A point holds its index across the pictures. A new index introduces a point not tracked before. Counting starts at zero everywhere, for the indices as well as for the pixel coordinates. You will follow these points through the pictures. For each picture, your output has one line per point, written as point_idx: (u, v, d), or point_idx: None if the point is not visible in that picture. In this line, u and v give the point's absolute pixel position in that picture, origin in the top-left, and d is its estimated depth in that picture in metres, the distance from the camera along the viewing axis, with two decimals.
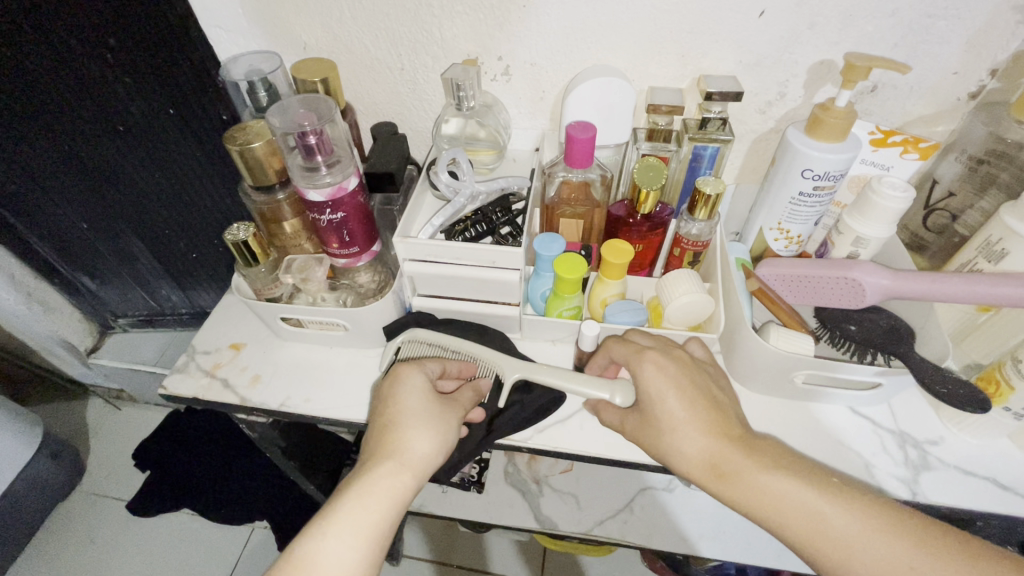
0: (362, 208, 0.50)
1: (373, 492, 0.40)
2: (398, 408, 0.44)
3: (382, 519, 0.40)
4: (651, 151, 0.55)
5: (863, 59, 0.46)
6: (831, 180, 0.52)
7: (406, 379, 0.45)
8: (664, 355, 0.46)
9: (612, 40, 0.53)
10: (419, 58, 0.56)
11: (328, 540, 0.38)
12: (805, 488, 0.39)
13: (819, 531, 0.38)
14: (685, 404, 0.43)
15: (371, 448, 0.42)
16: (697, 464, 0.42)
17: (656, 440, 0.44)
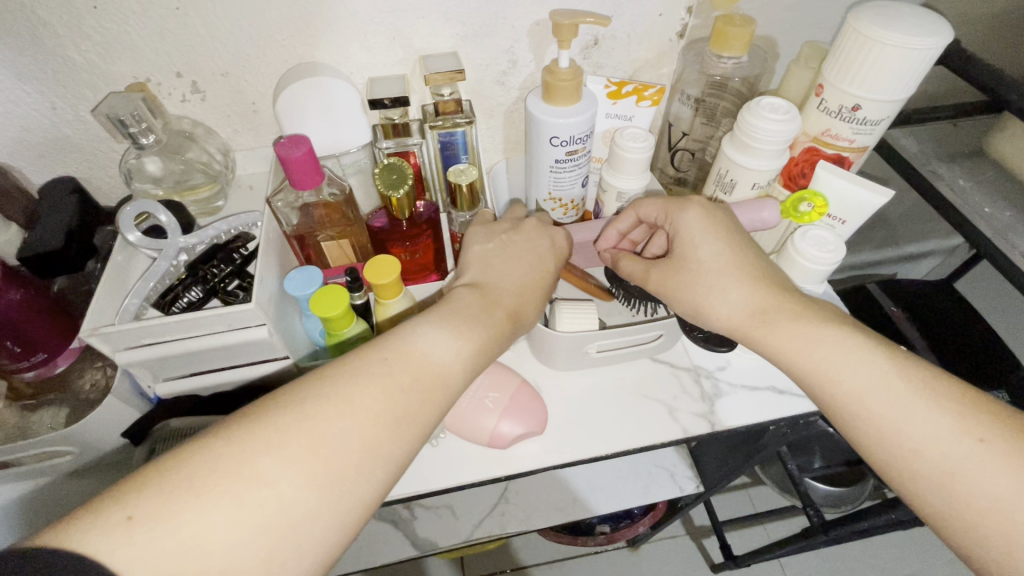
0: (29, 303, 0.39)
1: (479, 333, 0.35)
2: (541, 278, 0.42)
3: (485, 356, 0.35)
4: (395, 149, 0.51)
5: (567, 16, 0.44)
6: (579, 143, 0.51)
7: (520, 263, 0.42)
8: (709, 206, 0.43)
9: (307, 33, 0.45)
10: (70, 92, 0.44)
11: (410, 364, 0.32)
12: (853, 341, 0.37)
13: (843, 381, 0.36)
14: (731, 262, 0.41)
15: (498, 307, 0.38)
16: (741, 318, 0.40)
17: (687, 292, 0.41)
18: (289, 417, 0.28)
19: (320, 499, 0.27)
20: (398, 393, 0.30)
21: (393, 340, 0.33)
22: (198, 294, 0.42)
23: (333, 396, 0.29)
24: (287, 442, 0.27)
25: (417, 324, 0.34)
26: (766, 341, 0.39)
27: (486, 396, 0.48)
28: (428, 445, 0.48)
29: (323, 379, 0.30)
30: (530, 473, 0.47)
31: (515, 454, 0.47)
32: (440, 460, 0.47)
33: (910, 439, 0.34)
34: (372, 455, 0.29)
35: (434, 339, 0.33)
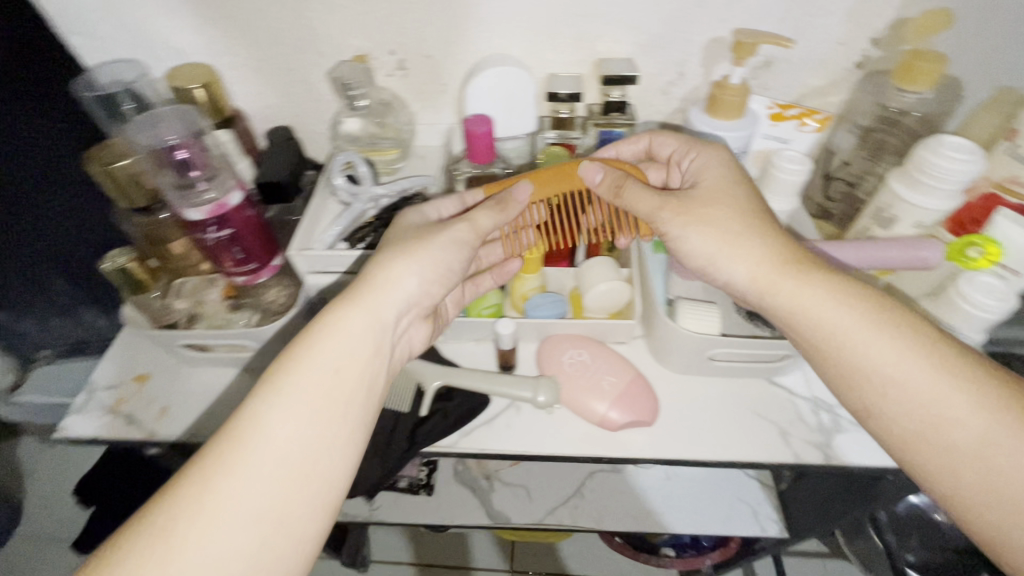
0: (255, 222, 0.47)
1: (318, 394, 0.34)
2: (381, 295, 0.39)
3: (348, 411, 0.35)
4: (558, 139, 0.55)
5: (749, 35, 0.47)
6: (733, 158, 0.53)
7: (411, 270, 0.41)
8: (725, 153, 0.45)
9: (505, 29, 0.51)
10: (307, 57, 0.53)
11: (258, 454, 0.31)
12: (889, 330, 0.35)
13: (877, 373, 0.35)
14: (734, 219, 0.41)
15: (335, 342, 0.36)
16: (761, 279, 0.39)
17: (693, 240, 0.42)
18: (183, 503, 0.29)
19: None
20: (275, 460, 0.31)
21: (253, 402, 0.33)
22: (379, 237, 0.48)
23: (212, 483, 0.30)
24: (188, 518, 0.29)
25: (251, 407, 0.33)
26: (785, 300, 0.38)
27: (603, 379, 0.51)
28: (543, 413, 0.51)
29: (203, 461, 0.31)
30: (632, 461, 0.49)
31: (622, 439, 0.49)
32: (550, 429, 0.50)
33: (967, 444, 0.32)
34: (240, 556, 0.29)
35: (266, 426, 0.32)
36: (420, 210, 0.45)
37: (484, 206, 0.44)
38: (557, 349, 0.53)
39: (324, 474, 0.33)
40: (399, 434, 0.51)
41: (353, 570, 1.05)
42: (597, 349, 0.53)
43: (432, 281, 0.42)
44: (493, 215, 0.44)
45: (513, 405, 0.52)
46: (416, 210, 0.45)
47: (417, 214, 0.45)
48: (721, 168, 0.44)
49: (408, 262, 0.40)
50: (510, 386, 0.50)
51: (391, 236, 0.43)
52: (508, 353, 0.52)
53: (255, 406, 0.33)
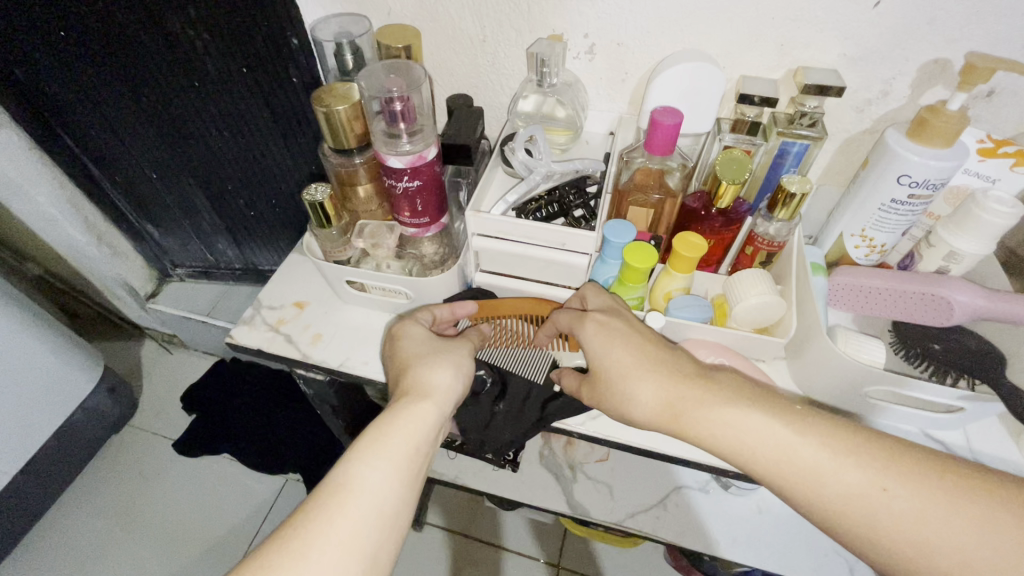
0: (437, 179, 0.50)
1: (402, 456, 0.40)
2: (430, 389, 0.44)
3: (414, 477, 0.40)
4: (735, 144, 0.52)
5: (985, 60, 0.43)
6: (928, 189, 0.49)
7: (439, 370, 0.45)
8: (614, 310, 0.46)
9: (706, 25, 0.50)
10: (503, 31, 0.55)
11: (361, 498, 0.37)
12: (781, 425, 0.37)
13: (792, 472, 0.36)
14: (648, 362, 0.42)
15: (410, 424, 0.42)
16: (658, 409, 0.41)
17: (609, 400, 0.44)
18: (319, 521, 0.36)
19: (378, 520, 0.37)
20: (371, 497, 0.37)
21: (355, 452, 0.39)
22: (551, 212, 0.50)
23: (337, 506, 0.36)
24: (321, 528, 0.35)
25: (350, 462, 0.39)
26: (694, 434, 0.40)
27: None
28: None
29: (327, 493, 0.37)
30: None
31: None
32: None
33: (879, 520, 0.33)
34: (384, 493, 0.38)
35: (357, 471, 0.38)
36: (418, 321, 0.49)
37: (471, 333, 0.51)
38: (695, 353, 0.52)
39: (401, 521, 0.38)
40: (531, 402, 0.54)
41: (413, 526, 1.10)
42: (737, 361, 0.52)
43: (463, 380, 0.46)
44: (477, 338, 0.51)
45: None
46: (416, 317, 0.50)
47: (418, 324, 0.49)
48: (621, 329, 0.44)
49: (436, 367, 0.45)
50: None
51: (402, 354, 0.47)
52: None
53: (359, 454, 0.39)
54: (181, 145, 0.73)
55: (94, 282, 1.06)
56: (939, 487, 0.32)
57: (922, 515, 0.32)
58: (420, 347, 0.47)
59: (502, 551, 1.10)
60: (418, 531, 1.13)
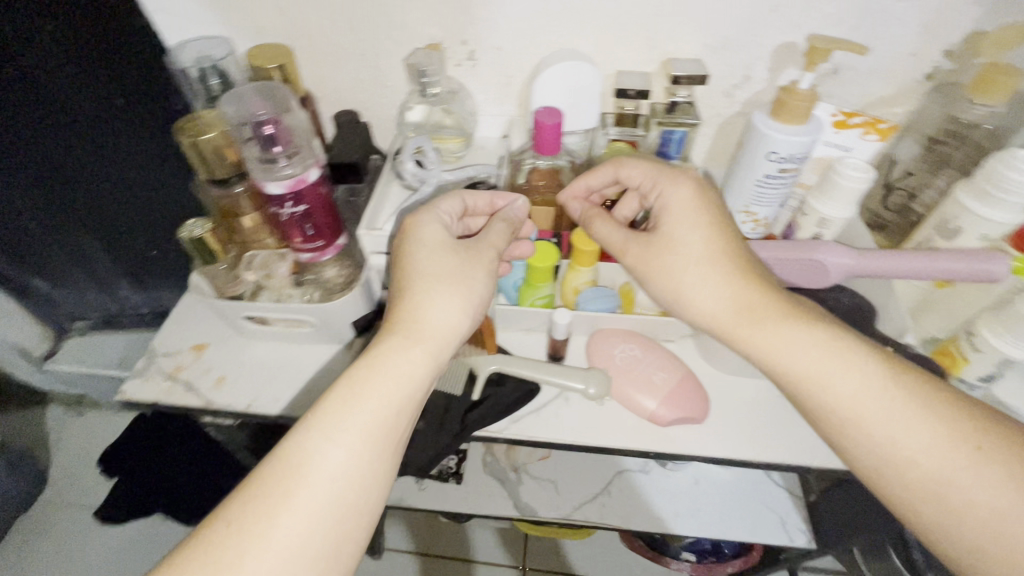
0: (326, 200, 0.48)
1: (370, 427, 0.37)
2: (426, 331, 0.41)
3: (391, 445, 0.38)
4: (620, 135, 0.56)
5: (825, 41, 0.47)
6: (794, 163, 0.53)
7: (443, 303, 0.42)
8: (704, 187, 0.45)
9: (577, 24, 0.52)
10: (381, 43, 0.54)
11: (319, 479, 0.35)
12: (833, 340, 0.39)
13: (839, 406, 0.37)
14: (703, 266, 0.43)
15: (387, 381, 0.39)
16: (724, 316, 0.43)
17: (665, 281, 0.45)
18: (268, 507, 0.34)
19: (344, 496, 0.36)
20: (330, 479, 0.35)
21: (323, 422, 0.37)
22: (445, 222, 0.49)
23: (292, 486, 0.35)
24: (267, 518, 0.34)
25: (310, 432, 0.36)
26: (750, 344, 0.41)
27: (654, 374, 0.51)
28: (593, 403, 0.52)
29: (282, 473, 0.35)
30: (682, 457, 0.49)
31: (671, 435, 0.50)
32: (600, 421, 0.51)
33: (879, 438, 0.36)
34: (349, 465, 0.36)
35: (316, 448, 0.36)
36: (436, 216, 0.46)
37: (498, 224, 0.47)
38: (607, 342, 0.54)
39: (368, 497, 0.37)
40: (451, 416, 0.52)
41: (369, 555, 1.06)
42: (647, 346, 0.53)
43: (471, 310, 0.43)
44: (504, 236, 0.47)
45: (561, 395, 0.53)
46: (432, 217, 0.45)
47: (434, 223, 0.45)
48: (707, 225, 0.44)
49: (439, 299, 0.42)
50: (562, 379, 0.50)
51: (406, 259, 0.44)
52: (559, 344, 0.53)
53: (321, 426, 0.37)
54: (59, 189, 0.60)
55: None
56: (937, 422, 0.35)
57: (913, 438, 0.35)
58: (434, 256, 0.43)
59: (464, 564, 1.09)
60: (375, 559, 1.09)
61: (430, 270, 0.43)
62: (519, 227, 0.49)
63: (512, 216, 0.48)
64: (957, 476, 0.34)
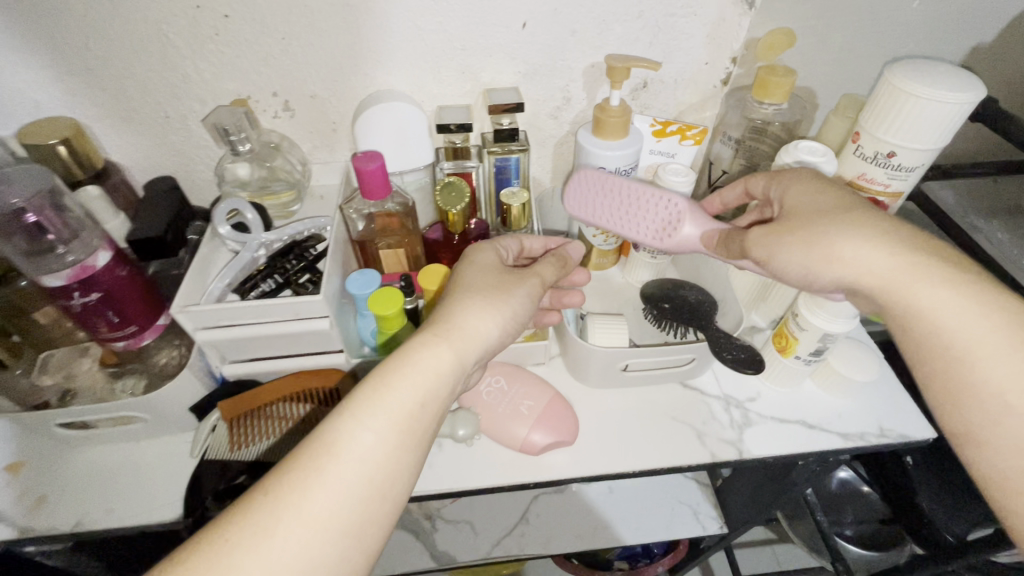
0: (131, 281, 0.43)
1: (403, 417, 0.34)
2: (460, 333, 0.39)
3: (419, 438, 0.35)
4: (454, 170, 0.55)
5: (620, 60, 0.49)
6: (624, 175, 0.55)
7: (477, 311, 0.40)
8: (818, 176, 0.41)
9: (389, 65, 0.51)
10: (182, 103, 0.51)
11: (348, 463, 0.32)
12: (1006, 320, 0.32)
13: (1009, 394, 0.32)
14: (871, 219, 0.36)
15: (417, 376, 0.36)
16: (882, 274, 0.35)
17: (807, 251, 0.37)
18: (298, 481, 0.31)
19: (341, 518, 0.31)
20: (359, 463, 0.32)
21: (358, 405, 0.34)
22: (273, 284, 0.46)
23: (325, 466, 0.32)
24: (301, 491, 0.31)
25: (343, 416, 0.33)
26: (915, 301, 0.34)
27: (521, 403, 0.50)
28: (463, 445, 0.50)
29: (319, 445, 0.32)
30: (560, 483, 0.48)
31: (544, 462, 0.49)
32: (473, 462, 0.49)
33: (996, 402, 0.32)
34: (370, 466, 0.33)
35: (350, 431, 0.33)
36: (495, 249, 0.47)
37: (547, 260, 0.47)
38: None
39: (392, 488, 0.33)
40: None
41: None
42: (512, 374, 0.52)
43: (501, 324, 0.41)
44: (554, 268, 0.47)
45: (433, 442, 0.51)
46: (491, 248, 0.46)
47: (491, 252, 0.46)
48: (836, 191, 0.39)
49: (477, 306, 0.40)
50: None
51: (461, 279, 0.43)
52: None
53: (359, 408, 0.34)
54: None
55: None
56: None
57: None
58: (484, 275, 0.43)
59: None
60: None
61: (476, 281, 0.42)
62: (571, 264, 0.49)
63: (564, 253, 0.49)
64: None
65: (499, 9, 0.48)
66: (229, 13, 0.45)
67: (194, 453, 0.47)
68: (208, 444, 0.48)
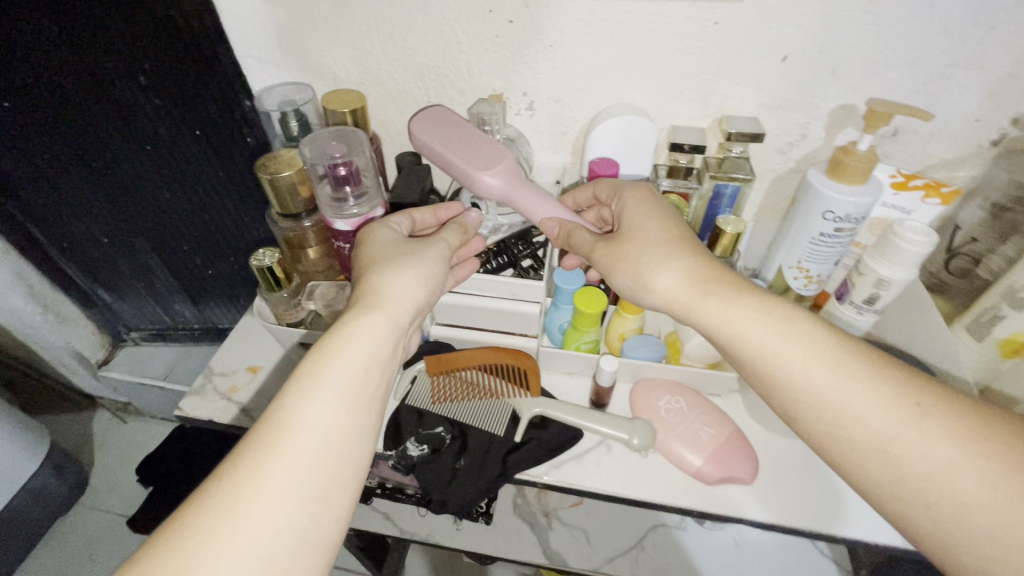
0: None
1: (349, 379, 0.38)
2: (391, 302, 0.42)
3: (368, 401, 0.38)
4: (672, 188, 0.56)
5: (885, 105, 0.47)
6: (852, 223, 0.52)
7: (396, 275, 0.43)
8: (649, 195, 0.48)
9: (636, 81, 0.53)
10: (446, 91, 0.58)
11: (301, 433, 0.35)
12: (815, 352, 0.36)
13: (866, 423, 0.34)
14: (668, 248, 0.43)
15: (358, 343, 0.39)
16: (681, 294, 0.42)
17: (631, 266, 0.44)
18: (256, 462, 0.34)
19: (306, 484, 0.34)
20: (312, 432, 0.35)
21: (303, 381, 0.37)
22: (502, 263, 0.51)
23: (279, 442, 0.34)
24: (258, 468, 0.33)
25: (292, 392, 0.36)
26: (706, 321, 0.41)
27: (701, 429, 0.50)
28: (638, 454, 0.51)
29: (271, 426, 0.35)
30: (726, 518, 0.47)
31: (717, 494, 0.48)
32: (641, 473, 0.50)
33: (805, 385, 0.36)
34: (323, 428, 0.36)
35: (297, 409, 0.36)
36: (390, 224, 0.47)
37: (448, 227, 0.48)
38: (652, 394, 0.53)
39: (353, 452, 0.36)
40: (489, 458, 0.51)
41: None
42: (692, 398, 0.52)
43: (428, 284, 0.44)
44: (457, 234, 0.48)
45: (603, 443, 0.52)
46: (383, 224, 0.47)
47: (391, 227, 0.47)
48: (660, 217, 0.45)
49: (396, 273, 0.43)
50: (604, 428, 0.50)
51: (365, 254, 0.45)
52: (604, 389, 0.52)
53: (300, 384, 0.37)
54: (128, 203, 0.74)
55: (36, 350, 1.01)
56: (886, 382, 0.35)
57: (889, 430, 0.33)
58: (392, 246, 0.45)
59: None
60: None
61: (381, 251, 0.44)
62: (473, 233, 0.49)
63: (463, 221, 0.49)
64: (866, 415, 0.34)
65: (763, 39, 0.48)
66: (513, 19, 0.50)
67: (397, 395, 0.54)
68: (411, 390, 0.54)
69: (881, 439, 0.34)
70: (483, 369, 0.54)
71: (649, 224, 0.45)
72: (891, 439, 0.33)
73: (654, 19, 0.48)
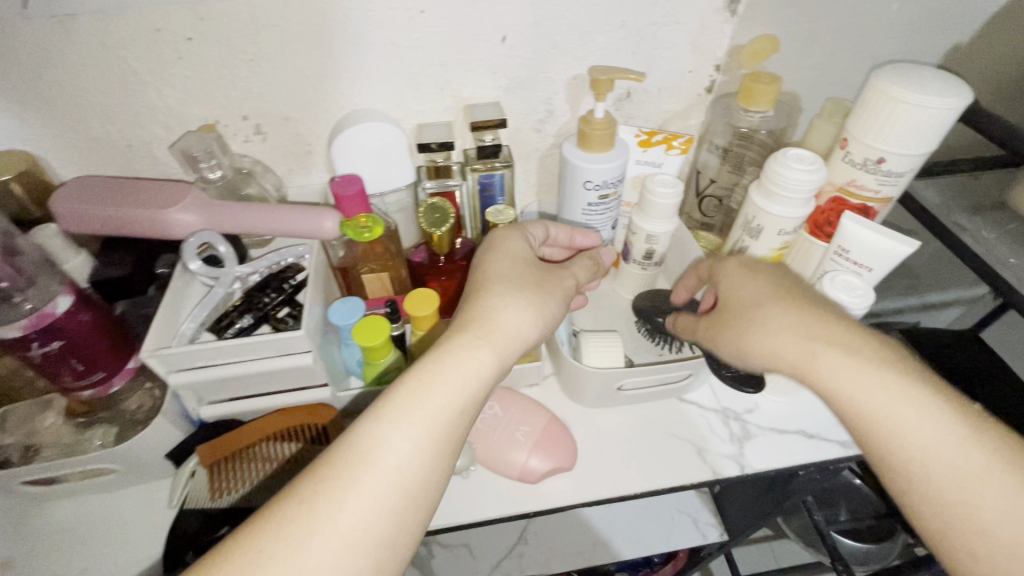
0: (97, 324, 0.41)
1: (439, 422, 0.33)
2: (496, 335, 0.37)
3: (453, 443, 0.34)
4: (437, 189, 0.53)
5: (604, 72, 0.48)
6: (611, 188, 0.53)
7: (518, 307, 0.39)
8: (754, 261, 0.45)
9: (365, 84, 0.49)
10: (147, 131, 0.48)
11: (374, 473, 0.31)
12: (904, 397, 0.35)
13: (934, 464, 0.33)
14: (783, 305, 0.40)
15: (462, 378, 0.35)
16: (792, 356, 0.38)
17: (732, 333, 0.42)
18: (324, 492, 0.30)
19: (374, 528, 0.30)
20: (394, 472, 0.31)
21: (387, 409, 0.33)
22: (250, 321, 0.45)
23: (349, 473, 0.31)
24: (336, 501, 0.30)
25: (377, 420, 0.32)
26: (820, 379, 0.37)
27: (517, 429, 0.49)
28: (459, 477, 0.48)
29: (344, 457, 0.31)
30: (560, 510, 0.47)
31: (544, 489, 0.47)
32: (471, 491, 0.48)
33: (883, 424, 0.35)
34: (409, 466, 0.32)
35: (384, 436, 0.32)
36: (523, 234, 0.45)
37: (584, 260, 0.47)
38: None
39: (427, 498, 0.32)
40: None
41: None
42: (506, 399, 0.50)
43: (540, 322, 0.40)
44: (588, 270, 0.47)
45: None
46: (518, 235, 0.44)
47: (519, 238, 0.44)
48: (762, 278, 0.42)
49: (515, 303, 0.38)
50: None
51: (487, 269, 0.41)
52: None
53: (387, 412, 0.33)
54: None
55: None
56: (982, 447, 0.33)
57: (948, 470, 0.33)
58: (516, 267, 0.41)
59: None
60: None
61: (505, 275, 0.40)
62: (602, 269, 0.49)
63: (597, 259, 0.49)
64: (927, 442, 0.34)
65: (478, 22, 0.46)
66: (193, 36, 0.42)
67: (171, 502, 0.45)
68: (187, 492, 0.45)
69: (930, 460, 0.33)
70: (276, 439, 0.47)
71: (742, 277, 0.43)
72: (943, 464, 0.33)
73: (356, 15, 0.44)
